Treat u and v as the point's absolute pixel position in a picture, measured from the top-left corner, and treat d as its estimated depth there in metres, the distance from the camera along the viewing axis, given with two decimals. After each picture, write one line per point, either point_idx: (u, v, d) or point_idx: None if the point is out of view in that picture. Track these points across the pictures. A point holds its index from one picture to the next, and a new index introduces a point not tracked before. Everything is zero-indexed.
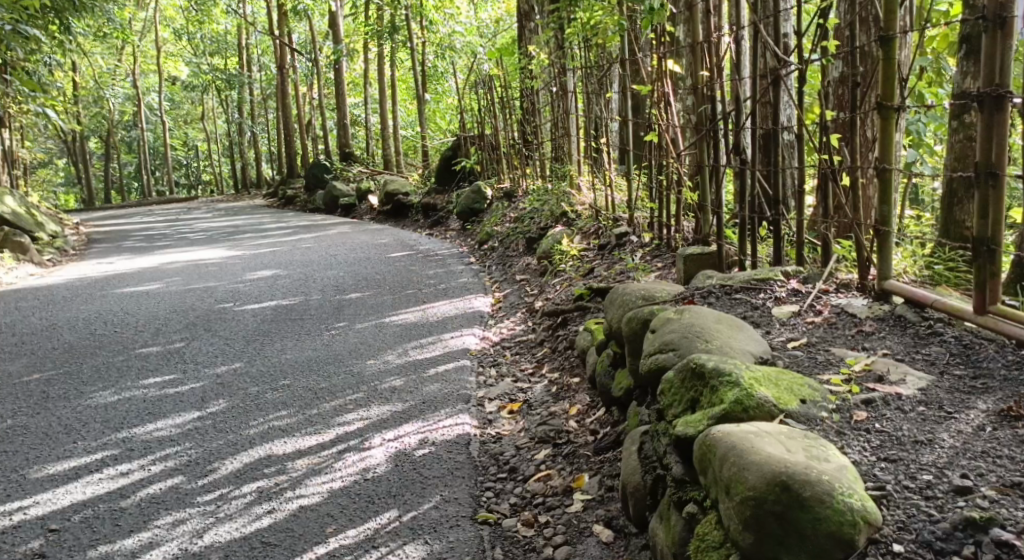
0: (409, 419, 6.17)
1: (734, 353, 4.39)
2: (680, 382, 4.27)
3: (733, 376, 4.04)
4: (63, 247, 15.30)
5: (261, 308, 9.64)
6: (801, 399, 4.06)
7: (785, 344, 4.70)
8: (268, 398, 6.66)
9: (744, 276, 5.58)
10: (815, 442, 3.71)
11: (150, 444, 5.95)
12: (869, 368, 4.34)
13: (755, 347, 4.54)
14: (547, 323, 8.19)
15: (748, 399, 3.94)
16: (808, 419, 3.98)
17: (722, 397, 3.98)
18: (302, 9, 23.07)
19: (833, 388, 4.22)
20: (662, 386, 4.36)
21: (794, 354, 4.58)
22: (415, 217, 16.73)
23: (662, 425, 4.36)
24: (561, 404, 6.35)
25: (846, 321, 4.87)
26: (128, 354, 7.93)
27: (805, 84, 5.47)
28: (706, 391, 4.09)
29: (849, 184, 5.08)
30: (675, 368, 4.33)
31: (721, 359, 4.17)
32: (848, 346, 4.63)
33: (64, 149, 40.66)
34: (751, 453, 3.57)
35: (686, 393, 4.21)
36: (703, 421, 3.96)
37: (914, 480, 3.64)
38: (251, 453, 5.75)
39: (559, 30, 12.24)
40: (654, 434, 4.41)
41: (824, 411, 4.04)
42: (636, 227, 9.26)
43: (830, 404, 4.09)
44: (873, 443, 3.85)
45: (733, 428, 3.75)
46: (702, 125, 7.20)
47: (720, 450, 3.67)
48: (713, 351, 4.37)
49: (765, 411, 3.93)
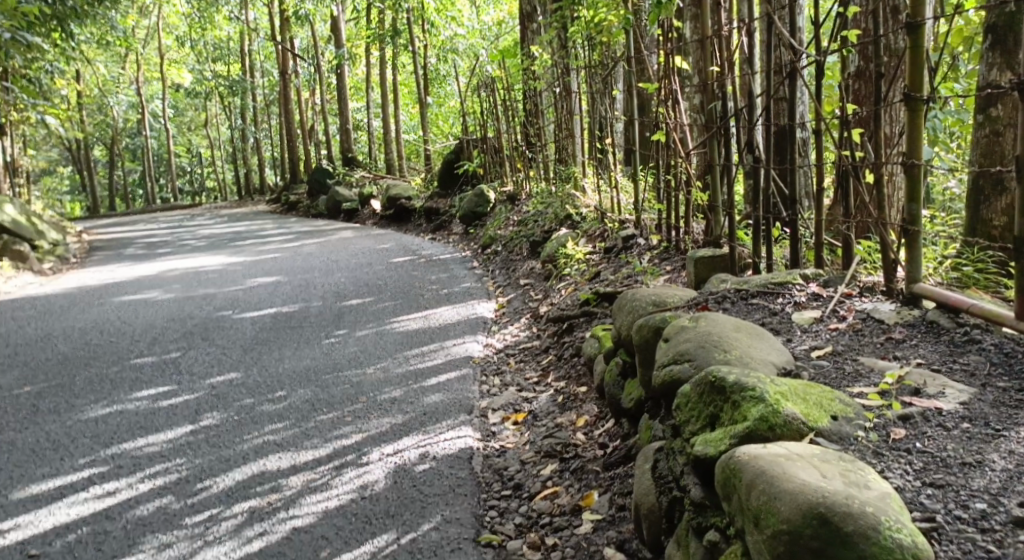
0: (409, 431, 5.90)
1: (756, 365, 4.11)
2: (697, 396, 3.99)
3: (758, 390, 3.76)
4: (65, 255, 15.08)
5: (261, 316, 9.38)
6: (832, 416, 3.78)
7: (808, 353, 4.42)
8: (263, 410, 6.39)
9: (759, 280, 5.30)
10: (852, 466, 3.42)
11: (140, 461, 5.68)
12: (904, 380, 4.05)
13: (778, 358, 4.26)
14: (552, 329, 7.91)
15: (775, 417, 3.66)
16: (840, 437, 3.70)
17: (746, 414, 3.70)
18: (304, 14, 22.85)
19: (867, 402, 3.93)
20: (678, 400, 4.08)
21: (820, 365, 4.30)
22: (418, 221, 16.48)
23: (677, 443, 4.08)
24: (568, 415, 6.07)
25: (873, 328, 4.59)
26: (122, 365, 7.67)
27: (822, 77, 5.18)
28: (727, 406, 3.81)
29: (873, 181, 4.79)
30: (691, 381, 4.05)
31: (742, 372, 3.89)
32: (878, 355, 4.35)
33: (68, 158, 40.49)
34: (782, 480, 3.30)
35: (703, 408, 3.93)
36: (724, 441, 3.68)
37: (967, 509, 3.35)
38: (243, 470, 5.48)
39: (562, 30, 11.98)
40: (670, 452, 4.14)
41: (859, 429, 3.75)
42: (642, 230, 8.99)
43: (864, 420, 3.81)
44: (915, 466, 3.56)
45: (760, 450, 3.47)
46: (711, 123, 6.92)
47: (747, 477, 3.40)
48: (732, 363, 4.09)
49: (794, 429, 3.65)
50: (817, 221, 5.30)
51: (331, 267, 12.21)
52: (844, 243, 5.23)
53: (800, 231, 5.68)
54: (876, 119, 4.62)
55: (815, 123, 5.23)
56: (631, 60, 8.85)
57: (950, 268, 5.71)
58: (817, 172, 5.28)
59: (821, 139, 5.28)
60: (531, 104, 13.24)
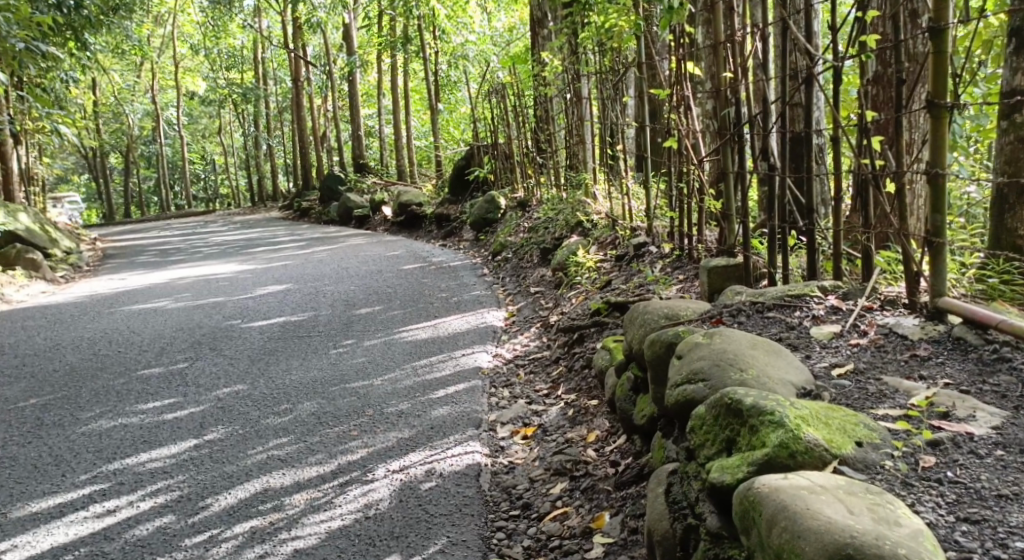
0: (416, 447, 5.75)
1: (774, 386, 3.95)
2: (713, 419, 3.83)
3: (777, 415, 3.60)
4: (78, 263, 15.01)
5: (269, 326, 9.25)
6: (857, 442, 3.61)
7: (829, 372, 4.25)
8: (269, 424, 6.23)
9: (776, 292, 5.14)
10: (880, 500, 3.25)
11: (142, 476, 5.52)
12: (932, 402, 3.88)
13: (796, 377, 4.10)
14: (562, 340, 7.75)
15: (795, 443, 3.50)
16: (866, 466, 3.53)
17: (765, 440, 3.55)
18: (315, 22, 22.77)
19: (893, 427, 3.76)
20: (692, 422, 3.93)
21: (842, 385, 4.13)
22: (429, 228, 16.36)
23: (693, 467, 3.92)
24: (579, 430, 5.91)
25: (897, 344, 4.42)
26: (129, 376, 7.54)
27: (840, 83, 5.02)
28: (745, 431, 3.66)
29: (894, 190, 4.63)
30: (706, 402, 3.90)
31: (760, 394, 3.73)
32: (903, 374, 4.17)
33: (83, 165, 40.60)
34: (807, 517, 3.13)
35: (719, 432, 3.78)
36: (742, 468, 3.53)
37: (1006, 548, 3.18)
38: (246, 487, 5.33)
39: (573, 36, 11.83)
40: (684, 476, 3.99)
41: (886, 456, 3.58)
42: (654, 237, 8.81)
43: (890, 446, 3.64)
44: (948, 498, 3.39)
45: (780, 480, 3.32)
46: (724, 129, 6.75)
47: (768, 511, 3.24)
48: (750, 384, 3.93)
49: (816, 457, 3.49)
50: (836, 232, 5.13)
51: (341, 275, 12.09)
52: (863, 254, 5.06)
53: (817, 241, 5.52)
54: (897, 125, 4.46)
55: (832, 129, 5.07)
56: (642, 65, 8.68)
57: (974, 279, 5.54)
58: (834, 180, 5.12)
59: (839, 146, 5.12)
60: (541, 111, 13.08)
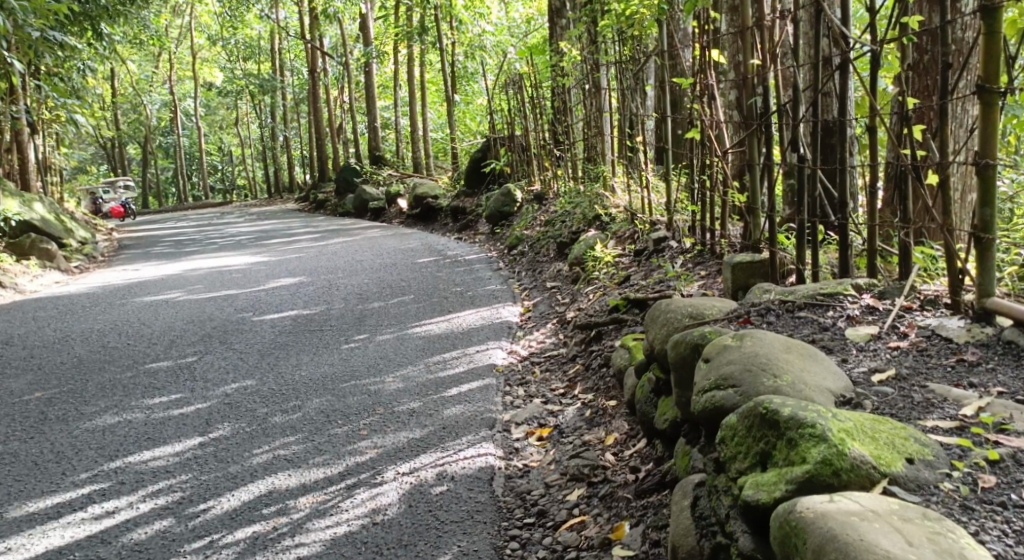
0: (427, 448, 5.51)
1: (811, 394, 3.70)
2: (745, 429, 3.59)
3: (818, 427, 3.35)
4: (93, 253, 14.90)
5: (281, 319, 9.03)
6: (908, 458, 3.35)
7: (870, 378, 3.99)
8: (276, 422, 6.00)
9: (807, 290, 4.90)
10: (940, 528, 2.99)
11: (143, 476, 5.29)
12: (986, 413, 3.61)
13: (833, 385, 3.85)
14: (579, 337, 7.49)
15: (839, 460, 3.26)
16: (918, 485, 3.27)
17: (806, 455, 3.30)
18: (332, 13, 22.57)
19: (945, 441, 3.49)
20: (722, 432, 3.69)
21: (885, 392, 3.87)
22: (445, 221, 16.14)
23: (723, 481, 3.68)
24: (597, 432, 5.66)
25: (941, 349, 4.14)
26: (136, 370, 7.32)
27: (878, 69, 4.75)
28: (782, 444, 3.41)
29: (936, 183, 4.37)
30: (738, 411, 3.65)
31: (798, 404, 3.49)
32: (950, 382, 3.90)
33: (102, 155, 40.66)
34: (858, 550, 2.88)
35: (752, 444, 3.53)
36: (780, 486, 3.29)
37: None
38: (250, 488, 5.11)
39: (592, 25, 11.54)
40: (713, 490, 3.74)
41: (938, 476, 3.31)
42: (675, 232, 8.52)
43: (943, 464, 3.36)
44: (1015, 526, 3.11)
45: (826, 504, 3.07)
46: (750, 119, 6.48)
47: (813, 541, 2.99)
48: (784, 391, 3.68)
49: (863, 475, 3.24)
50: (870, 226, 4.87)
51: (355, 268, 11.87)
52: (900, 250, 4.80)
53: (850, 236, 5.24)
54: (942, 112, 4.21)
55: (870, 118, 4.82)
56: (663, 54, 8.40)
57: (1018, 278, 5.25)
58: (869, 171, 4.87)
59: (876, 136, 4.87)
60: (559, 102, 12.81)
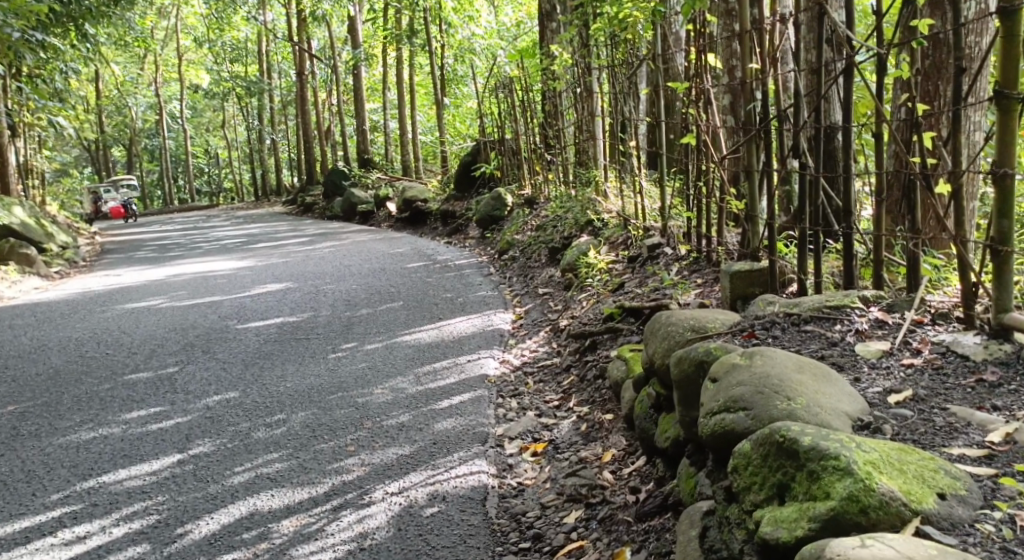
0: (417, 465, 5.31)
1: (827, 418, 3.58)
2: (761, 458, 3.46)
3: (842, 460, 3.22)
4: (74, 258, 14.64)
5: (266, 327, 8.81)
6: (938, 492, 3.21)
7: (887, 400, 3.86)
8: (258, 438, 5.79)
9: (814, 302, 4.76)
10: None
11: (117, 498, 5.07)
12: (1013, 439, 3.51)
13: (849, 407, 3.73)
14: (573, 346, 7.31)
15: (867, 496, 3.13)
16: (951, 524, 3.14)
17: (830, 491, 3.18)
18: (320, 15, 22.30)
19: (974, 471, 3.38)
20: (735, 460, 3.55)
21: (904, 415, 3.75)
22: (434, 225, 15.92)
23: (738, 512, 3.55)
24: (593, 448, 5.47)
25: (959, 369, 4.02)
26: (114, 382, 7.09)
27: (886, 73, 4.57)
28: (803, 476, 3.28)
29: (948, 192, 4.20)
30: (752, 438, 3.52)
31: (819, 433, 3.36)
32: (972, 405, 3.78)
33: (87, 157, 40.23)
34: None
35: (768, 474, 3.41)
36: (802, 524, 3.16)
37: None
38: (231, 510, 4.90)
39: (584, 27, 11.35)
40: (726, 521, 3.61)
41: (969, 512, 3.18)
42: (669, 238, 8.30)
43: (974, 499, 3.24)
44: None
45: (858, 549, 2.91)
46: (749, 125, 6.29)
47: None
48: (798, 416, 3.56)
49: (892, 512, 3.11)
50: (877, 237, 4.70)
51: (343, 273, 11.66)
52: (909, 262, 4.65)
53: (855, 247, 5.07)
54: (955, 119, 4.05)
55: (877, 123, 4.64)
56: (658, 58, 8.20)
57: None
58: (875, 179, 4.69)
59: (883, 142, 4.70)
60: (550, 106, 12.61)
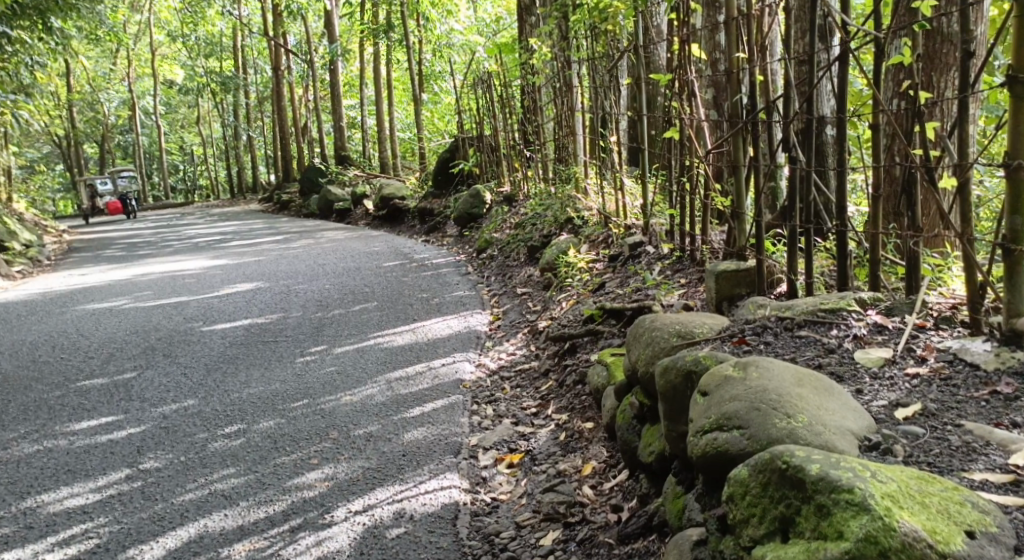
0: (384, 480, 4.99)
1: (831, 438, 3.32)
2: (761, 487, 3.18)
3: (858, 493, 2.95)
4: (38, 256, 14.23)
5: (233, 329, 8.44)
6: (967, 531, 2.94)
7: (896, 418, 3.60)
8: (215, 450, 5.45)
9: (808, 304, 4.49)
10: None
11: (55, 520, 4.75)
12: None
13: (855, 425, 3.47)
14: (551, 349, 6.98)
15: (886, 537, 2.85)
16: None
17: (843, 530, 2.91)
18: (295, 9, 21.80)
19: (999, 500, 3.11)
20: (731, 488, 3.27)
21: (915, 433, 3.49)
22: (411, 223, 15.53)
23: (736, 545, 3.26)
24: (572, 459, 5.15)
25: (971, 380, 3.76)
26: (65, 388, 6.73)
27: (883, 58, 4.26)
28: (812, 511, 3.01)
29: (953, 186, 3.91)
30: (749, 464, 3.25)
31: (828, 460, 3.08)
32: (988, 421, 3.51)
33: (59, 154, 39.51)
34: None
35: (768, 506, 3.14)
36: None
37: None
38: (177, 534, 4.59)
39: (563, 20, 10.97)
40: (722, 553, 3.33)
41: (995, 552, 2.91)
42: (651, 237, 7.98)
43: (1004, 537, 2.96)
44: None
45: None
46: (735, 118, 5.93)
47: None
48: (798, 437, 3.30)
49: (916, 555, 2.83)
50: (872, 235, 4.41)
51: (316, 273, 11.26)
52: (908, 261, 4.36)
53: (848, 246, 4.75)
54: (962, 108, 3.75)
55: (872, 113, 4.33)
56: (639, 49, 7.84)
57: None
58: (872, 173, 4.38)
59: (879, 133, 4.39)
60: (529, 101, 12.25)
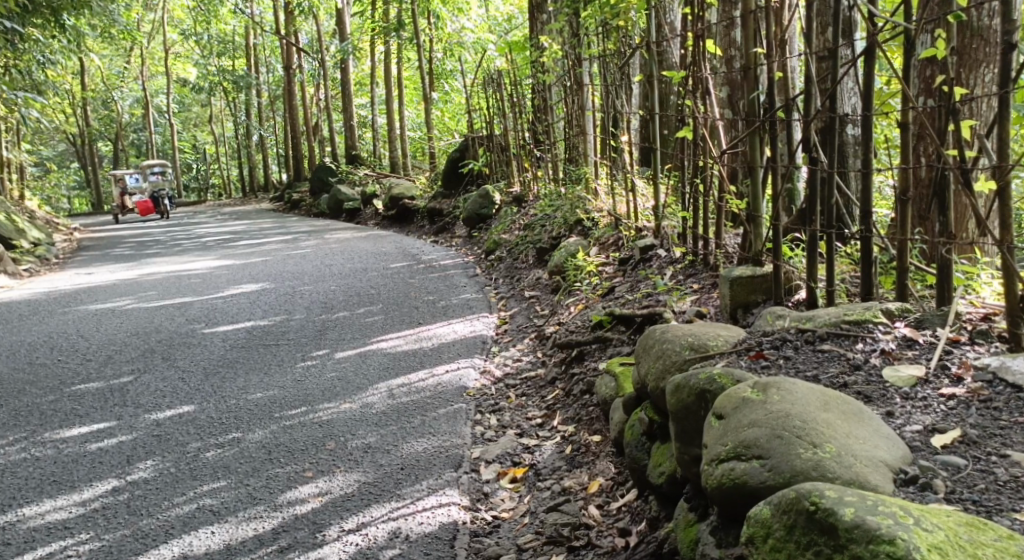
0: (381, 496, 4.73)
1: (863, 471, 3.08)
2: (787, 530, 2.93)
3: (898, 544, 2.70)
4: (45, 255, 13.97)
5: (234, 331, 8.19)
6: None
7: (932, 446, 3.35)
8: (207, 460, 5.19)
9: (831, 316, 4.23)
10: None
11: (34, 535, 4.51)
12: None
13: (890, 455, 3.23)
14: (558, 357, 6.70)
15: None
16: None
17: None
18: (306, 7, 21.50)
19: None
20: (752, 529, 3.03)
21: (955, 464, 3.24)
22: (420, 224, 15.25)
23: None
24: (578, 476, 4.88)
25: (1014, 405, 3.50)
26: (58, 392, 6.48)
27: (914, 49, 3.97)
28: None
29: (992, 190, 3.64)
30: (772, 502, 3.00)
31: (862, 502, 2.84)
32: None
33: (73, 152, 39.35)
34: None
35: (795, 552, 2.89)
36: None
37: None
38: (161, 553, 4.34)
39: (576, 17, 10.64)
40: None
41: None
42: (664, 240, 7.68)
43: None
44: None
45: None
46: (751, 116, 5.59)
47: None
48: (825, 470, 3.06)
49: None
50: (901, 242, 4.13)
51: (321, 274, 11.01)
52: (939, 270, 4.07)
53: (872, 252, 4.47)
54: (1003, 106, 3.49)
55: (902, 109, 4.05)
56: (652, 45, 7.51)
57: None
58: (899, 176, 4.10)
59: (908, 132, 4.11)
60: (540, 100, 11.93)
